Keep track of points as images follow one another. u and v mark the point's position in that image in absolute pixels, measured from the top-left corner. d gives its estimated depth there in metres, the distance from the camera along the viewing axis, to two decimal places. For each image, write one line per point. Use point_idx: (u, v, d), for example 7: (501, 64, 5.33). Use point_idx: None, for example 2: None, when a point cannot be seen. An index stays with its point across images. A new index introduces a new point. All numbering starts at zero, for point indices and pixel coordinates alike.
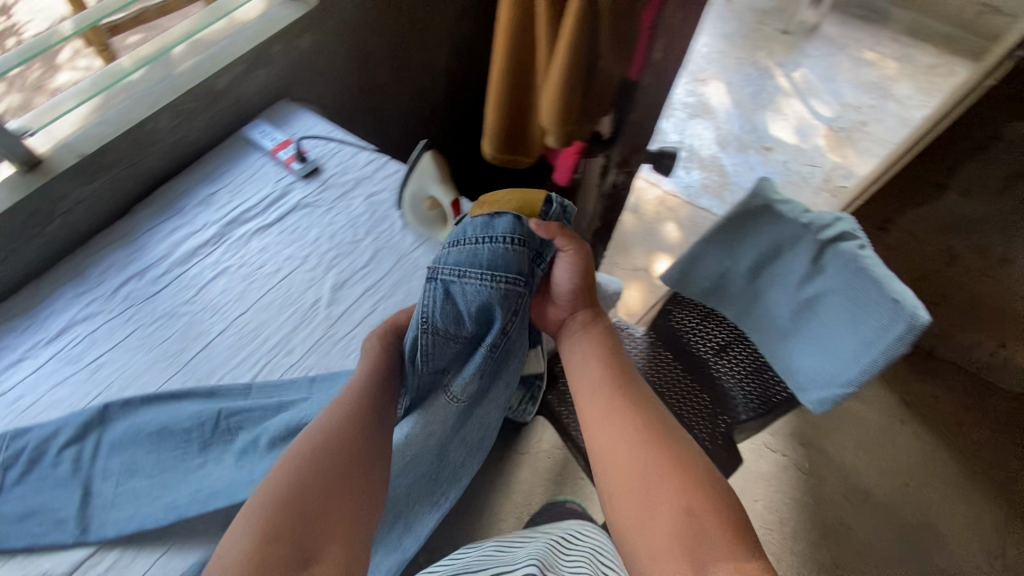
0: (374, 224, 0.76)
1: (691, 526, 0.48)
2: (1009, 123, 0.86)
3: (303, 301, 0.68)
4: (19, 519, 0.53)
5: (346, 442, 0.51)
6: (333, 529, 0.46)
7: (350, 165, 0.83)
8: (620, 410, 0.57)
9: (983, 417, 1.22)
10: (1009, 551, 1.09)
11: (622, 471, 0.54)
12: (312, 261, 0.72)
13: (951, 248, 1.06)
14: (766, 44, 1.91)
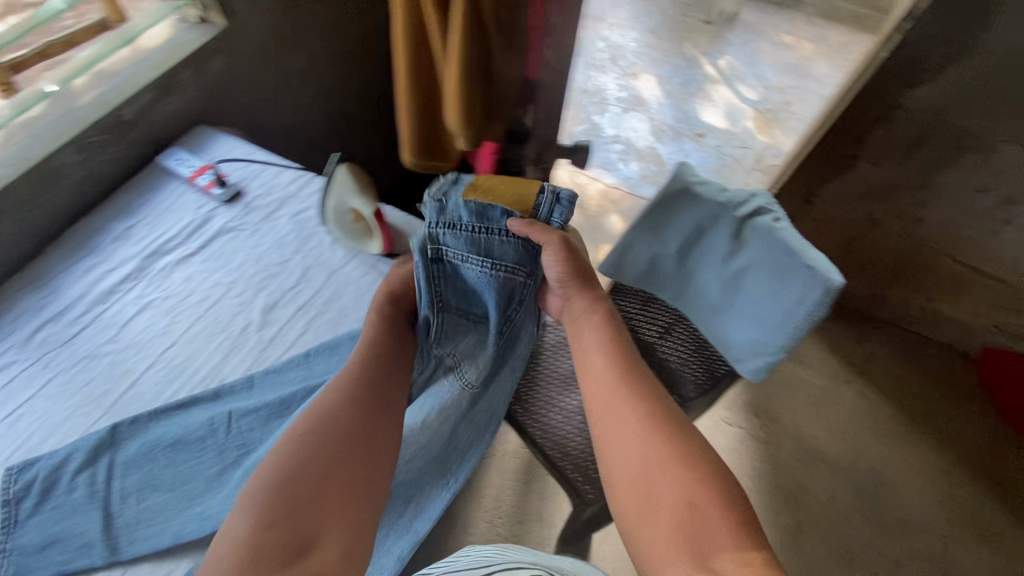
0: (301, 243, 0.81)
1: (692, 518, 0.50)
2: (907, 92, 0.90)
3: (233, 327, 0.73)
4: (42, 548, 0.59)
5: (339, 434, 0.56)
6: (326, 520, 0.51)
7: (272, 186, 0.86)
8: (624, 403, 0.59)
9: (920, 369, 1.30)
10: (956, 492, 1.16)
11: (627, 465, 0.56)
12: (239, 287, 0.76)
13: (870, 213, 1.13)
14: (690, 35, 1.98)
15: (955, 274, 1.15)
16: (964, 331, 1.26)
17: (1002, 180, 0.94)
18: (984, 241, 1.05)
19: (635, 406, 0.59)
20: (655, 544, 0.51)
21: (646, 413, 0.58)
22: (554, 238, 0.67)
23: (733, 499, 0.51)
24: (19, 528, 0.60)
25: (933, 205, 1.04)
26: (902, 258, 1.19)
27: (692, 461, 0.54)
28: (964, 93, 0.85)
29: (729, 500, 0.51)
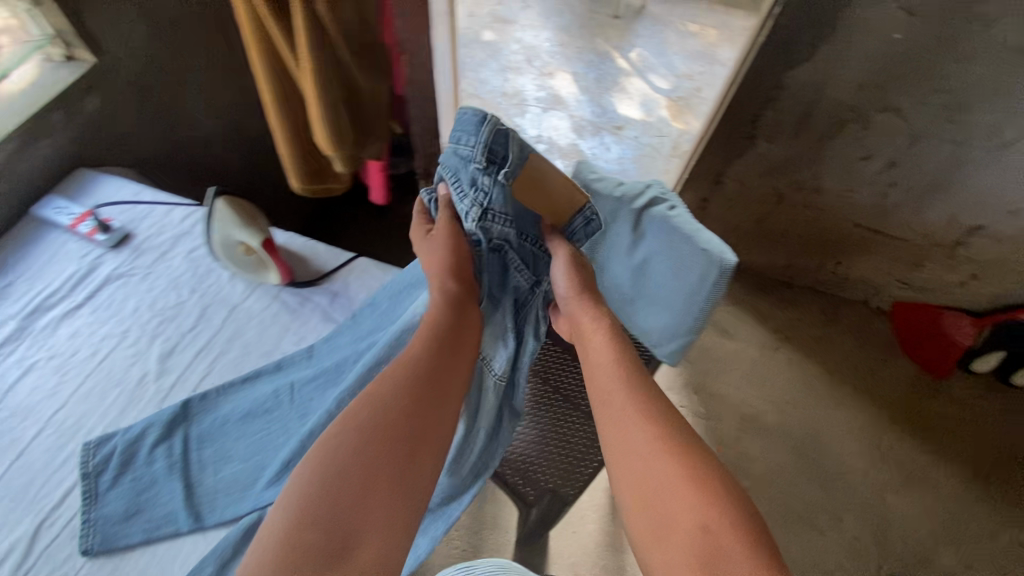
0: (198, 281, 0.82)
1: (707, 543, 0.49)
2: (788, 73, 0.96)
3: (129, 380, 0.74)
4: (127, 517, 0.65)
5: (399, 417, 0.57)
6: (369, 520, 0.50)
7: (163, 225, 0.86)
8: (632, 424, 0.59)
9: (841, 328, 1.38)
10: (884, 441, 1.23)
11: (640, 488, 0.55)
12: (132, 337, 0.77)
13: (774, 188, 1.19)
14: (600, 31, 2.03)
15: (858, 237, 1.23)
16: (873, 287, 1.35)
17: (883, 146, 1.01)
18: (878, 204, 1.13)
19: (643, 425, 0.58)
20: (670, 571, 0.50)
21: (655, 430, 0.58)
22: (568, 246, 0.72)
23: (745, 518, 0.51)
24: (100, 500, 0.66)
25: (828, 175, 1.11)
26: (810, 227, 1.26)
27: (704, 481, 0.53)
28: (836, 70, 0.91)
29: (742, 521, 0.50)
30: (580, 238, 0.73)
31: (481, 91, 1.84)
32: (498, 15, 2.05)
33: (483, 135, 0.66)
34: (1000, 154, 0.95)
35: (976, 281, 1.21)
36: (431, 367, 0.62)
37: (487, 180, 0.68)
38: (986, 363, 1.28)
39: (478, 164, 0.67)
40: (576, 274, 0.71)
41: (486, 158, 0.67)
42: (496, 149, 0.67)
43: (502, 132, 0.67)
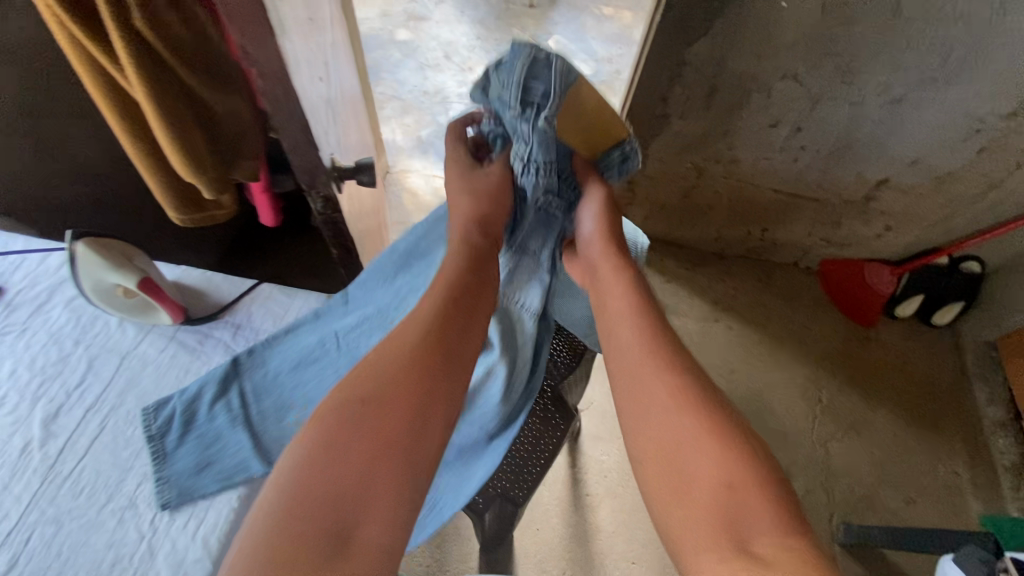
0: (84, 330, 0.74)
1: (731, 497, 0.50)
2: (689, 49, 0.96)
3: (10, 450, 0.65)
4: (196, 472, 0.65)
5: (409, 381, 0.53)
6: (373, 498, 0.47)
7: (42, 273, 0.76)
8: (651, 377, 0.58)
9: (774, 291, 1.42)
10: (824, 394, 1.29)
11: (659, 442, 0.55)
12: (10, 399, 0.68)
13: (696, 163, 1.21)
14: (516, 21, 2.01)
15: (779, 202, 1.27)
16: (800, 248, 1.40)
17: (788, 112, 1.04)
18: (792, 168, 1.17)
19: (665, 378, 0.58)
20: (691, 525, 0.50)
21: (676, 383, 0.57)
22: (602, 186, 0.71)
23: (771, 473, 0.51)
24: (171, 458, 0.65)
25: (743, 145, 1.14)
26: (734, 197, 1.29)
27: (727, 433, 0.53)
28: (733, 43, 0.93)
29: (764, 474, 0.51)
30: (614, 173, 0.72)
31: (401, 93, 1.79)
32: (411, 13, 1.99)
33: (519, 72, 0.61)
34: (894, 109, 0.99)
35: (890, 232, 1.28)
36: (442, 322, 0.58)
37: (526, 128, 0.63)
38: (906, 309, 1.35)
39: (516, 110, 0.63)
40: (608, 219, 0.70)
41: (523, 99, 0.62)
42: (543, 88, 0.61)
43: (547, 64, 0.61)
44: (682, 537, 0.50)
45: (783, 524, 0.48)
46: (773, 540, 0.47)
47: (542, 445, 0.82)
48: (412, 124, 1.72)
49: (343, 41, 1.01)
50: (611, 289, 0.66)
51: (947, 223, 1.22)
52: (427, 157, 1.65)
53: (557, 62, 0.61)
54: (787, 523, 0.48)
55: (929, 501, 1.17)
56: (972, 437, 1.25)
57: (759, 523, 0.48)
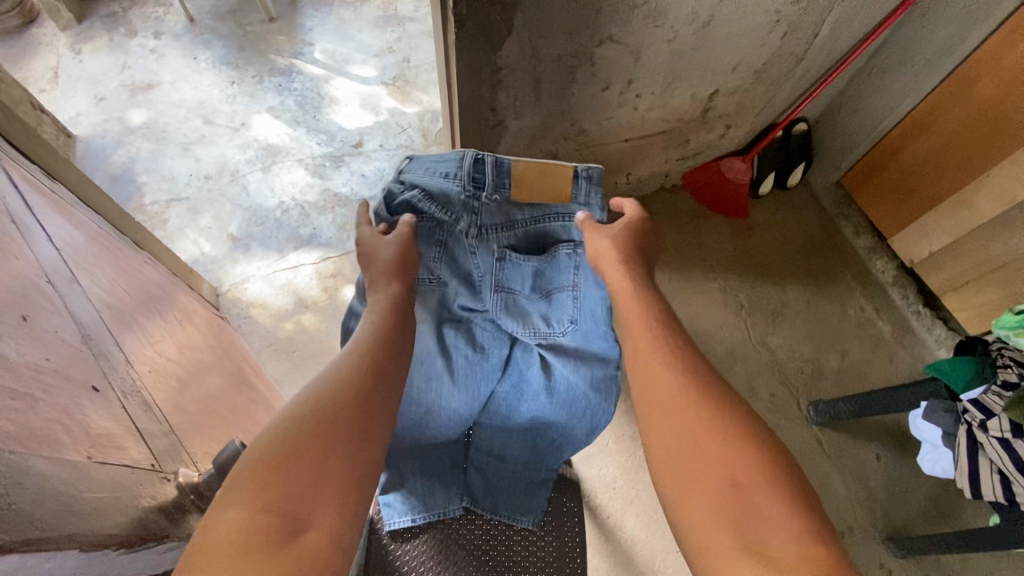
0: None
1: (738, 500, 0.48)
2: (498, 55, 0.83)
3: None
4: None
5: (368, 383, 0.54)
6: (318, 496, 0.46)
7: None
8: (662, 378, 0.56)
9: (663, 223, 1.43)
10: (740, 296, 1.36)
11: (674, 440, 0.53)
12: None
13: (546, 149, 1.12)
14: (265, 44, 1.67)
15: (630, 147, 1.24)
16: (661, 174, 1.41)
17: (616, 72, 0.97)
18: (635, 115, 1.13)
19: (676, 373, 0.56)
20: (700, 520, 0.49)
21: (687, 386, 0.55)
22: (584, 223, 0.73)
23: (775, 467, 0.49)
24: None
25: (584, 117, 1.06)
26: (591, 160, 1.22)
27: (739, 431, 0.51)
28: (539, 30, 0.81)
29: (776, 470, 0.49)
30: (581, 200, 0.74)
31: (179, 190, 1.45)
32: (132, 84, 1.58)
33: (466, 167, 0.71)
34: (705, 31, 0.97)
35: (731, 128, 1.32)
36: (390, 340, 0.59)
37: (481, 213, 0.71)
38: (766, 186, 1.44)
39: (467, 196, 0.70)
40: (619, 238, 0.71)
41: (472, 184, 0.70)
42: (483, 174, 0.71)
43: (480, 161, 0.71)
44: (692, 528, 0.49)
45: (786, 520, 0.46)
46: (788, 543, 0.45)
47: (570, 537, 0.77)
48: (214, 224, 1.41)
49: (66, 217, 0.72)
50: (623, 289, 0.67)
51: (773, 102, 1.27)
52: (251, 254, 1.37)
53: (484, 158, 0.71)
54: (804, 528, 0.46)
55: (856, 345, 1.32)
56: (858, 271, 1.41)
57: (772, 527, 0.46)
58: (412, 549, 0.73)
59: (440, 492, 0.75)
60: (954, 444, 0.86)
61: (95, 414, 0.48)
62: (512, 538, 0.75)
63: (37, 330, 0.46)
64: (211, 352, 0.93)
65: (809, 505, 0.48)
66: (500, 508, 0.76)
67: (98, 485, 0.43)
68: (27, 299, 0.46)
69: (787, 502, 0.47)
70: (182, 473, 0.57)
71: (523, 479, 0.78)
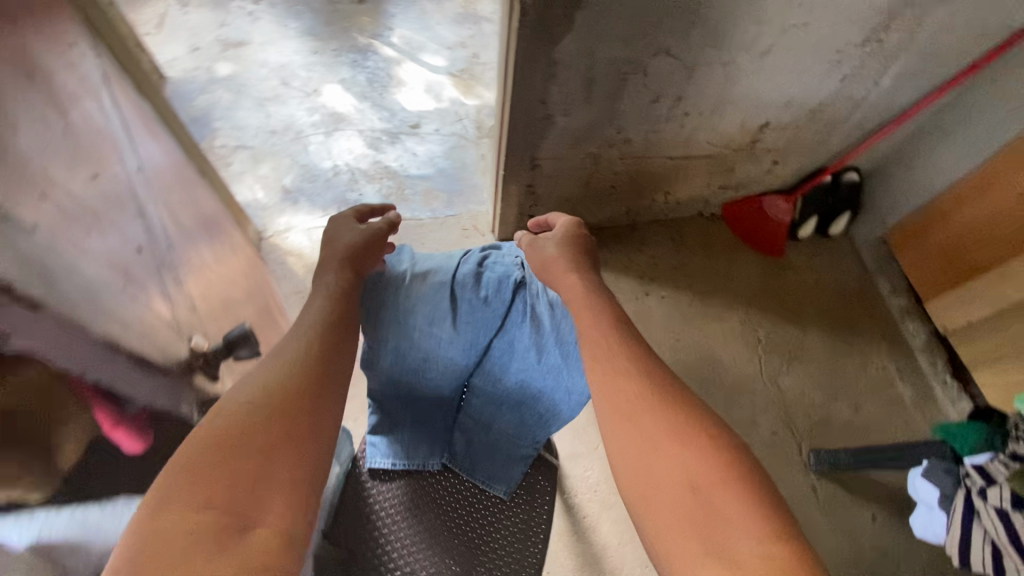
0: None
1: (700, 502, 0.48)
2: (556, 48, 0.88)
3: None
4: None
5: (312, 377, 0.55)
6: (262, 491, 0.47)
7: None
8: (616, 382, 0.57)
9: (692, 249, 1.44)
10: (760, 333, 1.35)
11: (637, 448, 0.53)
12: None
13: (589, 151, 1.15)
14: (350, 22, 1.78)
15: (673, 167, 1.26)
16: (701, 200, 1.42)
17: (667, 86, 1.00)
18: (681, 134, 1.15)
19: (635, 375, 0.57)
20: (663, 524, 0.49)
21: (643, 387, 0.56)
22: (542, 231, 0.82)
23: (739, 469, 0.50)
24: None
25: (630, 125, 1.09)
26: (632, 171, 1.25)
27: (695, 433, 0.52)
28: (598, 33, 0.86)
29: (735, 473, 0.49)
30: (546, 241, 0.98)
31: (246, 139, 1.56)
32: (226, 40, 1.72)
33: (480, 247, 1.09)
34: (764, 60, 0.99)
35: (778, 164, 1.32)
36: (331, 340, 0.59)
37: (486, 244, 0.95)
38: (805, 231, 1.43)
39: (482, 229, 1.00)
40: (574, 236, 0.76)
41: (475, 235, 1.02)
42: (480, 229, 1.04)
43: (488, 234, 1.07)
44: (655, 528, 0.49)
45: (752, 517, 0.46)
46: (751, 543, 0.45)
47: (537, 515, 0.79)
48: (271, 174, 1.51)
49: (146, 130, 0.81)
50: (573, 288, 0.69)
51: (825, 145, 1.27)
52: (298, 206, 1.47)
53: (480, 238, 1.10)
54: (765, 523, 0.46)
55: (872, 403, 1.29)
56: (888, 330, 1.38)
57: (732, 526, 0.46)
58: (390, 493, 0.77)
59: (424, 448, 0.79)
60: (949, 508, 0.83)
61: (131, 264, 0.57)
62: (483, 504, 0.78)
63: (84, 200, 0.52)
64: (245, 282, 1.01)
65: (770, 502, 0.48)
66: (476, 472, 0.79)
67: (111, 320, 0.52)
68: (96, 159, 0.56)
69: (748, 500, 0.47)
70: (196, 341, 0.69)
71: (504, 451, 0.80)
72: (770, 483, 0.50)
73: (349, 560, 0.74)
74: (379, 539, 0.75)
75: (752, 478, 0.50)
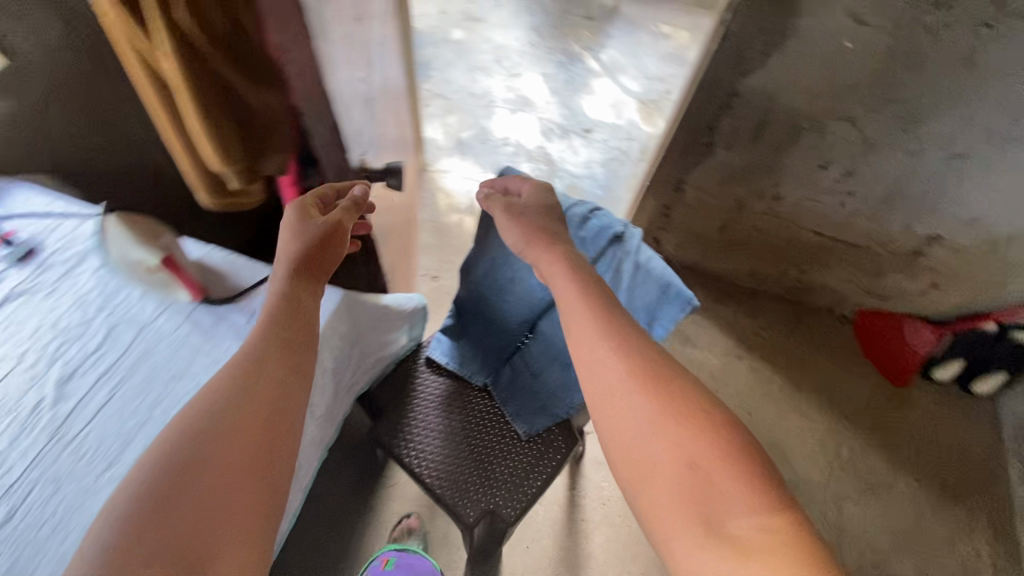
0: (107, 299, 0.64)
1: (699, 480, 0.43)
2: (742, 80, 0.94)
3: (20, 409, 0.56)
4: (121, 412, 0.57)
5: (271, 385, 0.49)
6: (219, 522, 0.41)
7: (68, 238, 0.68)
8: (606, 363, 0.51)
9: (804, 336, 1.37)
10: (842, 448, 1.23)
11: (631, 431, 0.47)
12: (29, 359, 0.59)
13: (736, 195, 1.17)
14: (572, 30, 1.98)
15: (818, 244, 1.22)
16: (835, 295, 1.34)
17: (840, 156, 0.99)
18: (838, 212, 1.12)
19: (624, 352, 0.51)
20: (657, 505, 0.44)
21: (632, 367, 0.50)
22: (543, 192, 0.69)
23: (735, 439, 0.45)
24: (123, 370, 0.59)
25: (787, 184, 1.10)
26: (773, 233, 1.24)
27: (682, 403, 0.47)
28: (789, 79, 0.89)
29: (730, 446, 0.44)
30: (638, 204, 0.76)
31: (448, 92, 1.81)
32: (469, 14, 2.00)
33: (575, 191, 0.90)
34: (956, 165, 0.93)
35: (936, 288, 1.20)
36: (291, 342, 0.53)
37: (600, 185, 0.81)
38: (945, 371, 1.27)
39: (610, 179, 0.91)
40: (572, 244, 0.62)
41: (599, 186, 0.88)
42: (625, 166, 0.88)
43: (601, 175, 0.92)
44: (652, 512, 0.44)
45: (755, 488, 0.42)
46: (748, 517, 0.40)
47: (541, 465, 0.83)
48: (455, 124, 1.74)
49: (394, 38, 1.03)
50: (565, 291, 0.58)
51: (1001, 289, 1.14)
52: (465, 157, 1.68)
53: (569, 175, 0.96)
54: (763, 494, 0.42)
55: None
56: (1001, 517, 1.17)
57: (732, 503, 0.41)
58: (430, 387, 0.87)
59: (477, 361, 0.89)
60: None
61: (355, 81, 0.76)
62: (502, 433, 0.85)
63: (358, 35, 0.71)
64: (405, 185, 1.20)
65: (770, 477, 0.43)
66: (508, 404, 0.86)
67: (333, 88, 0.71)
68: None
69: (746, 473, 0.43)
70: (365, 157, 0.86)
71: (540, 400, 0.85)
72: (769, 456, 0.45)
73: (381, 419, 0.85)
74: (410, 421, 0.84)
75: (746, 450, 0.45)
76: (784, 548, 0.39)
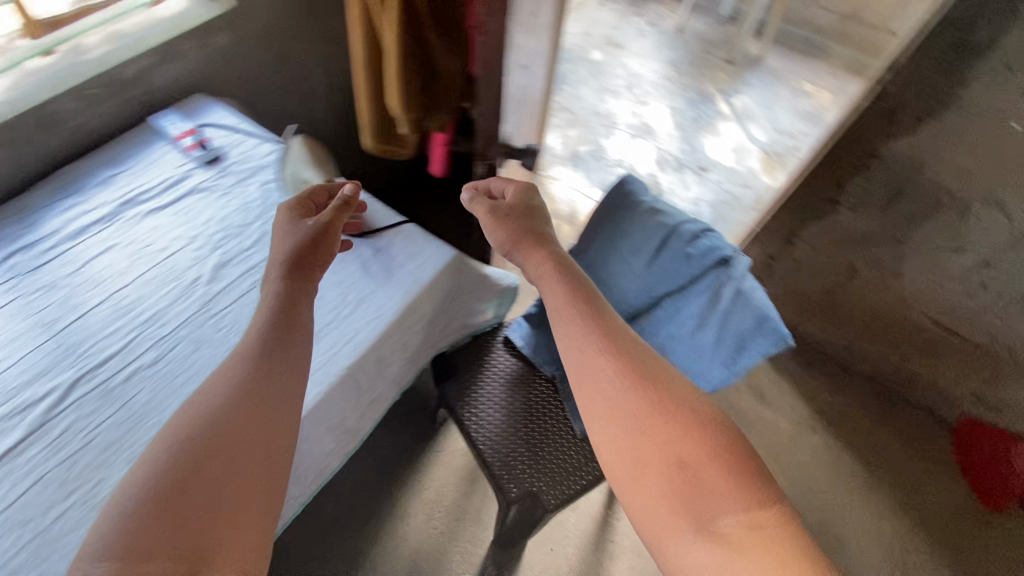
0: (265, 210, 0.75)
1: (688, 478, 0.43)
2: (886, 143, 0.92)
3: (183, 278, 0.67)
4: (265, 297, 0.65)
5: (258, 386, 0.47)
6: (223, 518, 0.40)
7: (250, 154, 0.82)
8: (593, 365, 0.50)
9: (892, 427, 1.28)
10: (911, 558, 1.12)
11: (620, 434, 0.46)
12: (199, 241, 0.71)
13: (850, 261, 1.12)
14: (709, 72, 2.01)
15: (931, 334, 1.13)
16: (939, 394, 1.23)
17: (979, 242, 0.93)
18: (963, 303, 1.04)
19: (615, 357, 0.50)
20: (651, 508, 0.43)
21: (619, 368, 0.49)
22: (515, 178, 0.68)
23: (726, 440, 0.44)
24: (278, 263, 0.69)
25: (911, 261, 1.04)
26: (883, 309, 1.17)
27: (667, 399, 0.47)
28: (940, 151, 0.86)
29: (718, 444, 0.44)
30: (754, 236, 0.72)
31: (575, 107, 1.87)
32: (612, 40, 2.08)
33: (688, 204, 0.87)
34: None
35: None
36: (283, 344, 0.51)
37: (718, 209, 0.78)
38: None
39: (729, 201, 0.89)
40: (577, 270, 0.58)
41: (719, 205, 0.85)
42: None
43: None
44: (644, 510, 0.43)
45: (746, 487, 0.42)
46: (738, 517, 0.40)
47: (590, 466, 0.84)
48: (575, 137, 1.80)
49: None
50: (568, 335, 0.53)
51: None
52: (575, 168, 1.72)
53: None
54: (751, 488, 0.42)
55: None
56: None
57: (723, 500, 0.41)
58: (500, 366, 0.92)
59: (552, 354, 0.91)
60: None
61: None
62: (558, 426, 0.87)
63: None
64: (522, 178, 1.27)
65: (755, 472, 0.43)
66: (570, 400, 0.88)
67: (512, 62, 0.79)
68: None
69: (733, 472, 0.43)
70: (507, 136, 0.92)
71: None
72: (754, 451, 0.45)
73: (452, 380, 0.90)
74: (477, 394, 0.89)
75: (734, 450, 0.44)
76: (770, 543, 0.39)
